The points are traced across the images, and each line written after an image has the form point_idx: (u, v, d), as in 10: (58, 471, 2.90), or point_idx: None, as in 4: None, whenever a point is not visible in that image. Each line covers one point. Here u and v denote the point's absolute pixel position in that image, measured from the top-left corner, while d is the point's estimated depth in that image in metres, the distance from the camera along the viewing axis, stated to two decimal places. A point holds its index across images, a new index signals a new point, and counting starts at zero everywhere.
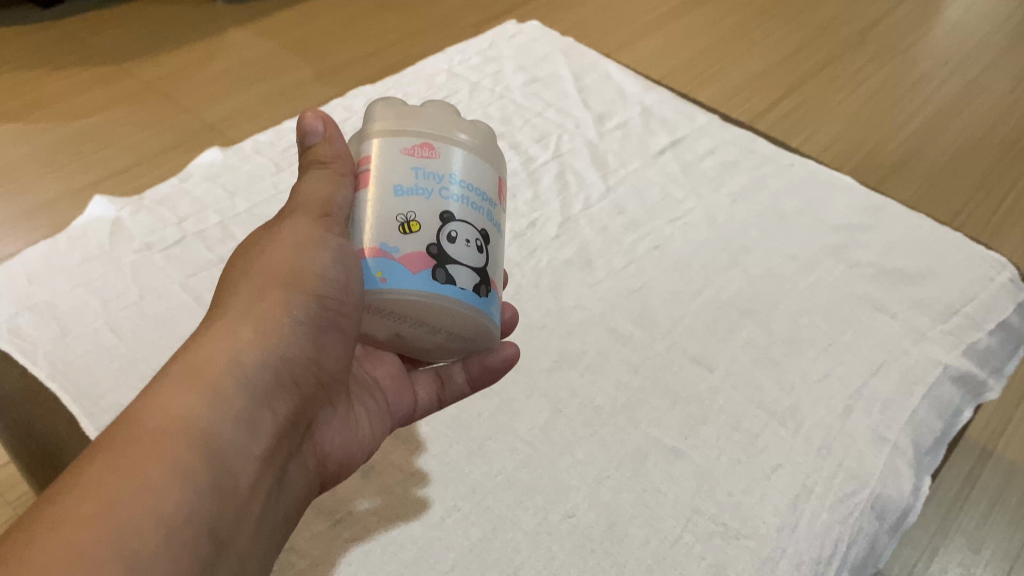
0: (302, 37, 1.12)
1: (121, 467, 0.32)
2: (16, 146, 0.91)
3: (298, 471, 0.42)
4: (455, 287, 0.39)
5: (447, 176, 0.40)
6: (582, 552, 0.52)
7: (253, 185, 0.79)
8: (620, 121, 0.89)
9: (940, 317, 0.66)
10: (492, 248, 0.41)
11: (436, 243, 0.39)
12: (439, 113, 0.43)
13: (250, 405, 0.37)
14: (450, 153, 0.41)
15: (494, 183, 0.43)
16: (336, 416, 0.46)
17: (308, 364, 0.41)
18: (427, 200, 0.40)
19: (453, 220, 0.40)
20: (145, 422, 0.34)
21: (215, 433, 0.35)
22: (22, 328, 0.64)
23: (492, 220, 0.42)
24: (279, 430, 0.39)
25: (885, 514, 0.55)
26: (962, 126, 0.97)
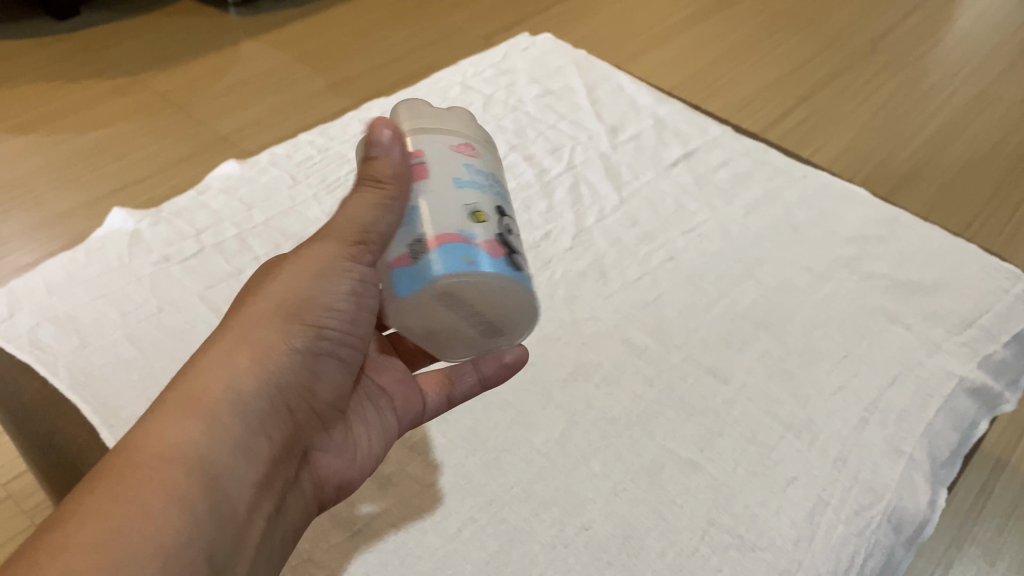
0: (315, 49, 1.13)
1: (122, 493, 0.33)
2: (33, 158, 0.92)
3: (292, 497, 0.43)
4: (519, 272, 0.42)
5: (489, 175, 0.44)
6: (598, 565, 0.52)
7: (270, 198, 0.79)
8: (633, 133, 0.89)
9: (955, 329, 0.66)
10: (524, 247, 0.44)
11: (501, 232, 0.42)
12: (460, 120, 0.47)
13: (245, 432, 0.39)
14: (484, 158, 0.45)
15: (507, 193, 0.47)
16: (337, 439, 0.47)
17: (303, 391, 0.43)
18: (483, 194, 0.43)
19: (503, 215, 0.43)
20: (143, 450, 0.35)
21: (212, 459, 0.37)
22: (43, 340, 0.64)
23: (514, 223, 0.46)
24: (273, 457, 0.40)
25: (901, 527, 0.55)
26: (973, 136, 0.97)
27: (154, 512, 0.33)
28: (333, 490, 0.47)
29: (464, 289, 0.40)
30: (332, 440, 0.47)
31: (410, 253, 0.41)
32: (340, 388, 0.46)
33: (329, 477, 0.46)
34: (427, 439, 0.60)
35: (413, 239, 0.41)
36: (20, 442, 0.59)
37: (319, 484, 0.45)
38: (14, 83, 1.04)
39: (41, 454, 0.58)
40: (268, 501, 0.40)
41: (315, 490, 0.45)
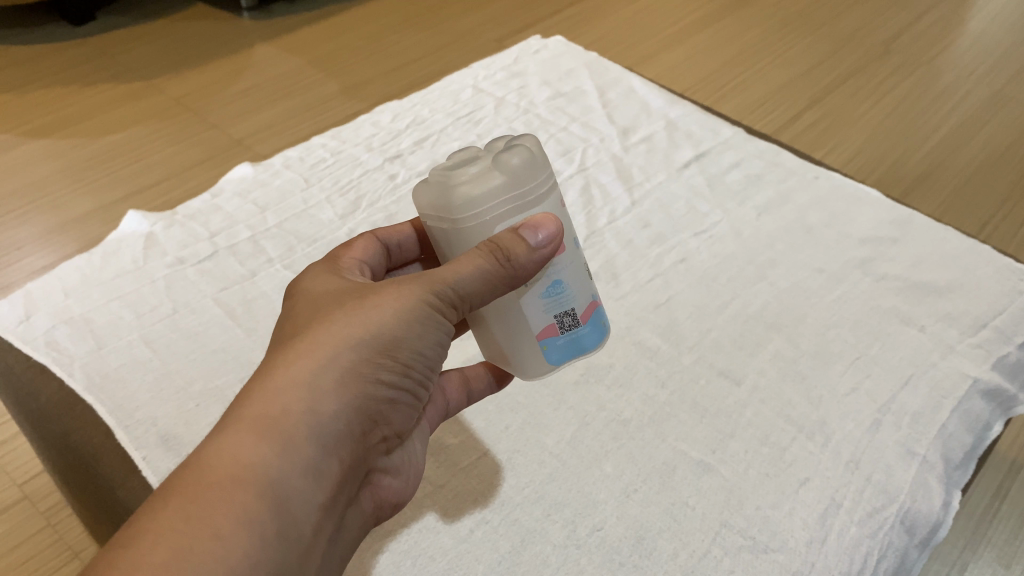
0: (329, 53, 1.14)
1: (196, 516, 0.32)
2: (48, 163, 0.93)
3: (353, 515, 0.42)
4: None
5: None
6: (610, 566, 0.52)
7: (283, 201, 0.80)
8: (644, 135, 0.89)
9: (968, 330, 0.65)
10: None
11: None
12: (535, 147, 0.42)
13: (324, 457, 0.37)
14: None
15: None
16: (396, 456, 0.45)
17: (378, 418, 0.41)
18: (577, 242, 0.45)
19: None
20: (218, 469, 0.34)
21: (288, 486, 0.35)
22: (59, 341, 0.65)
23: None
24: (342, 479, 0.39)
25: (915, 529, 0.54)
26: (988, 136, 0.97)
27: (223, 535, 0.32)
28: (388, 508, 0.46)
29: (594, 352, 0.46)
30: (393, 459, 0.45)
31: (558, 324, 0.43)
32: (410, 410, 0.43)
33: (386, 497, 0.45)
34: (439, 441, 0.61)
35: (563, 312, 0.43)
36: (36, 442, 0.60)
37: (375, 504, 0.44)
38: (31, 87, 1.05)
39: (57, 454, 0.58)
40: (333, 523, 0.38)
41: (372, 507, 0.44)
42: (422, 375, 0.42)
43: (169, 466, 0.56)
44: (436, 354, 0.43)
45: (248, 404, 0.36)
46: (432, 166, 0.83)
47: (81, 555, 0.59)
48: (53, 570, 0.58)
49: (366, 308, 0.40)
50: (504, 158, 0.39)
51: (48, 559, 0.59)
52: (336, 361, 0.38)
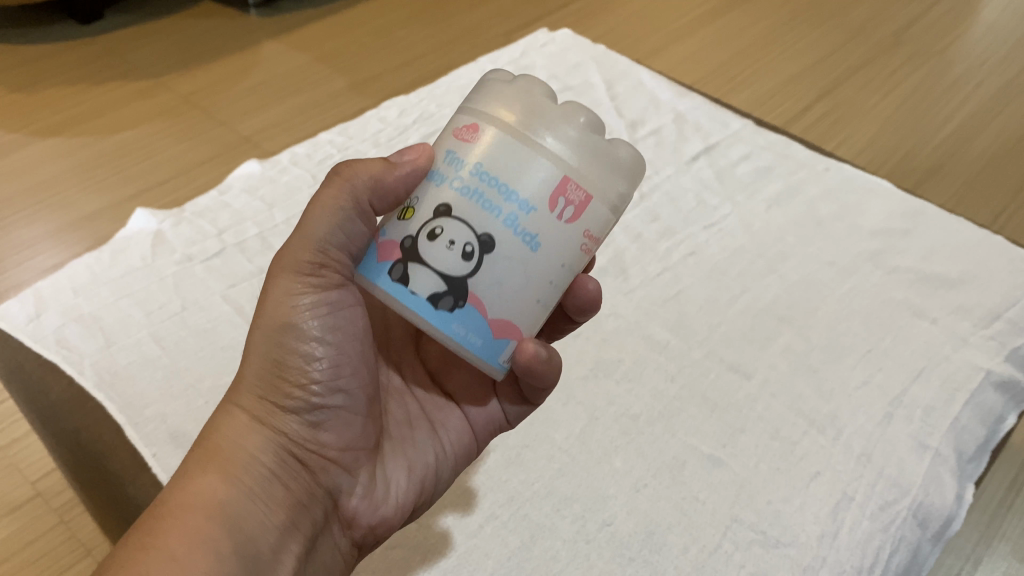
0: (336, 49, 1.13)
1: (145, 547, 0.35)
2: (56, 161, 0.92)
3: (321, 539, 0.42)
4: (405, 288, 0.35)
5: (467, 164, 0.36)
6: (620, 561, 0.52)
7: (291, 197, 0.80)
8: (653, 128, 0.89)
9: (981, 322, 0.65)
10: (491, 261, 0.35)
11: (413, 237, 0.36)
12: (522, 89, 0.36)
13: (257, 481, 0.40)
14: (491, 144, 0.35)
15: (550, 181, 0.35)
16: (367, 482, 0.44)
17: (313, 445, 0.42)
18: (438, 187, 0.36)
19: (447, 217, 0.36)
20: (159, 510, 0.37)
21: (227, 513, 0.38)
22: (69, 340, 0.65)
23: (507, 223, 0.35)
24: (287, 510, 0.40)
25: (928, 522, 0.54)
26: (1002, 126, 0.96)
27: (175, 560, 0.35)
28: (367, 531, 0.44)
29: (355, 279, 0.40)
30: (360, 480, 0.44)
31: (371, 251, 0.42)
32: (354, 431, 0.44)
33: (362, 520, 0.44)
34: None
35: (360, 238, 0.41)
36: (47, 440, 0.60)
37: (348, 526, 0.44)
38: (39, 86, 1.04)
39: (66, 450, 0.59)
40: (291, 545, 0.40)
41: (345, 531, 0.44)
42: (353, 382, 0.43)
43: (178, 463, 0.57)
44: (357, 355, 0.43)
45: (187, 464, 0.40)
46: None
47: (94, 552, 0.59)
48: (63, 568, 0.58)
49: (256, 329, 0.42)
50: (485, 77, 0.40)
51: (59, 556, 0.58)
52: (245, 397, 0.42)
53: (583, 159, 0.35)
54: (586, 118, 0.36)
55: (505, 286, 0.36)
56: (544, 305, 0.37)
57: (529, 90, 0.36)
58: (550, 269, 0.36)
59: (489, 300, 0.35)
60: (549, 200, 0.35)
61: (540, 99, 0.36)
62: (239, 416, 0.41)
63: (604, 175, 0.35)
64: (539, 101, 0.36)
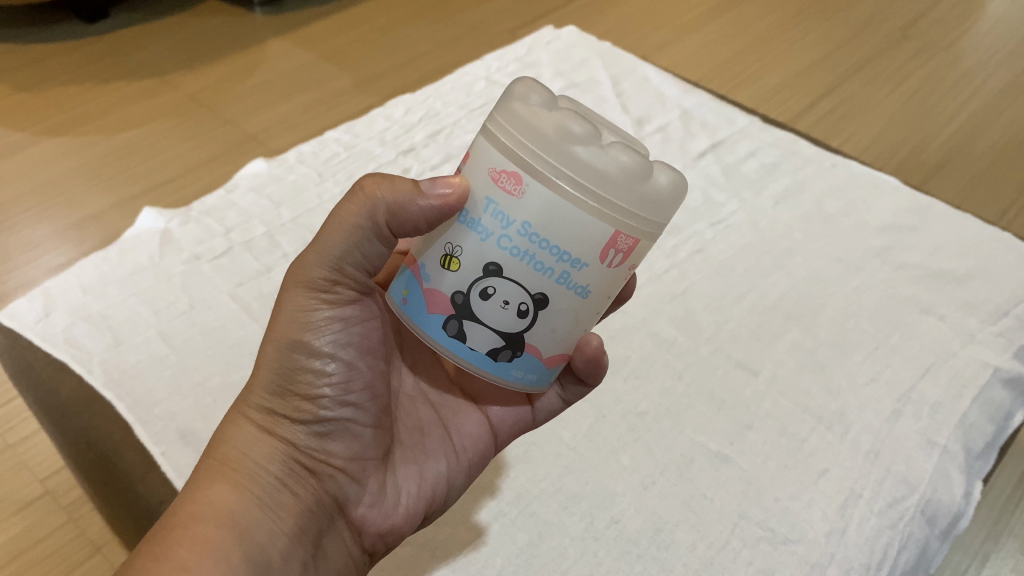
0: (341, 46, 1.14)
1: (161, 555, 0.35)
2: (64, 160, 0.93)
3: (332, 544, 0.42)
4: (464, 345, 0.37)
5: (514, 223, 0.34)
6: (628, 558, 0.52)
7: (298, 196, 0.80)
8: (659, 125, 0.88)
9: (989, 318, 0.65)
10: (546, 314, 0.36)
11: (464, 294, 0.36)
12: (563, 132, 0.33)
13: (268, 489, 0.40)
14: (538, 205, 0.34)
15: (601, 239, 0.34)
16: (376, 490, 0.44)
17: (322, 454, 0.42)
18: (483, 241, 0.35)
19: (497, 276, 0.36)
20: (172, 518, 0.37)
21: (241, 520, 0.38)
22: (78, 338, 0.65)
23: (560, 279, 0.35)
24: (297, 519, 0.40)
25: (936, 519, 0.54)
26: (1010, 120, 0.96)
27: (190, 566, 0.35)
28: (375, 537, 0.45)
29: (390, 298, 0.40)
30: (368, 489, 0.44)
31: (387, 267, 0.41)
32: (364, 441, 0.44)
33: (371, 527, 0.44)
34: None
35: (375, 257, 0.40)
36: (57, 438, 0.60)
37: (358, 532, 0.44)
38: (45, 85, 1.04)
39: (76, 448, 0.59)
40: (303, 550, 0.40)
41: (355, 537, 0.44)
42: (362, 392, 0.43)
43: (187, 461, 0.57)
44: (368, 366, 0.43)
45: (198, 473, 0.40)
46: (445, 160, 0.84)
47: (104, 550, 0.59)
48: (74, 566, 0.58)
49: (266, 339, 0.42)
50: (508, 87, 0.36)
51: (70, 553, 0.59)
52: (255, 406, 0.42)
53: (632, 210, 0.34)
54: (630, 157, 0.33)
55: (557, 331, 0.37)
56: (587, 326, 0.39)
57: (568, 133, 0.33)
58: (596, 302, 0.37)
59: (543, 343, 0.37)
60: (600, 254, 0.34)
61: (581, 145, 0.33)
62: (247, 427, 0.41)
63: (652, 218, 0.34)
64: (582, 145, 0.33)
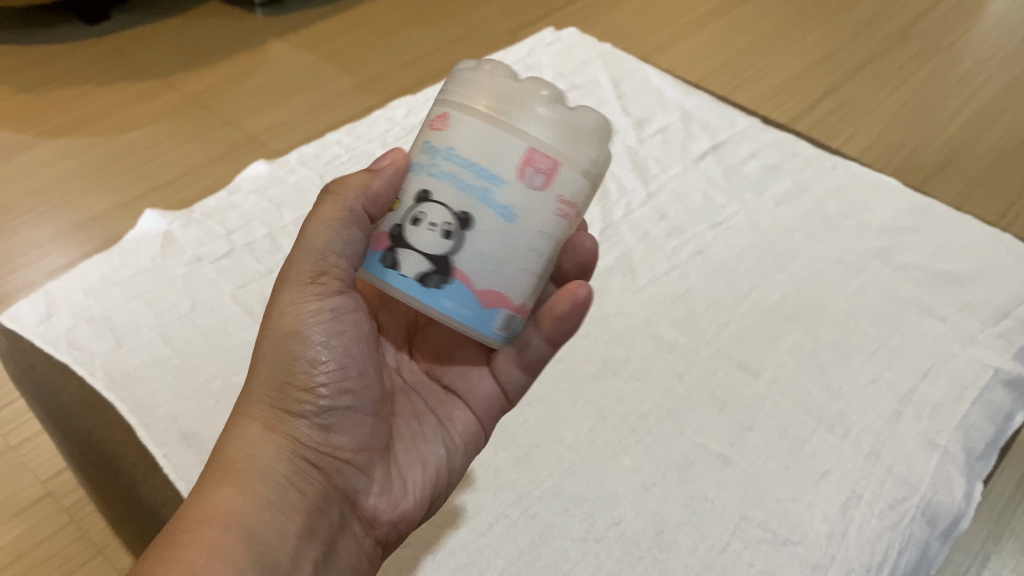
0: (343, 48, 1.14)
1: (168, 559, 0.36)
2: (65, 162, 0.93)
3: (344, 536, 0.42)
4: (397, 272, 0.38)
5: (443, 151, 0.37)
6: (629, 560, 0.52)
7: (299, 197, 0.80)
8: (660, 126, 0.89)
9: (989, 320, 0.65)
10: (471, 237, 0.37)
11: (400, 225, 0.38)
12: (490, 78, 0.38)
13: (274, 487, 0.40)
14: (459, 129, 0.37)
15: (516, 152, 0.36)
16: (382, 479, 0.44)
17: (327, 447, 0.42)
18: (420, 176, 0.39)
19: (428, 201, 0.38)
20: (181, 522, 0.38)
21: (250, 522, 0.38)
22: (80, 340, 0.65)
23: (482, 197, 0.37)
24: (306, 513, 0.40)
25: (936, 520, 0.54)
26: (1010, 121, 0.96)
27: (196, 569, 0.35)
28: (387, 526, 0.44)
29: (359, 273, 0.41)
30: (376, 478, 0.44)
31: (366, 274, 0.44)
32: (366, 430, 0.44)
33: (381, 516, 0.44)
34: None
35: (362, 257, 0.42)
36: (59, 440, 0.60)
37: (369, 526, 0.44)
38: (46, 87, 1.05)
39: (78, 450, 0.59)
40: (315, 543, 0.40)
41: (366, 530, 0.44)
42: (360, 382, 0.43)
43: (189, 463, 0.57)
44: (364, 357, 0.43)
45: (207, 477, 0.40)
46: None
47: (105, 551, 0.59)
48: (75, 567, 0.58)
49: (264, 340, 0.42)
50: None
51: (72, 555, 0.59)
52: (258, 406, 0.42)
53: (547, 133, 0.37)
54: (547, 97, 0.38)
55: (488, 257, 0.37)
56: (534, 276, 0.39)
57: (493, 77, 0.38)
58: (529, 234, 0.37)
59: (473, 271, 0.37)
60: (517, 171, 0.36)
61: (503, 81, 0.38)
62: (251, 426, 0.42)
63: (567, 144, 0.37)
64: (501, 86, 0.38)
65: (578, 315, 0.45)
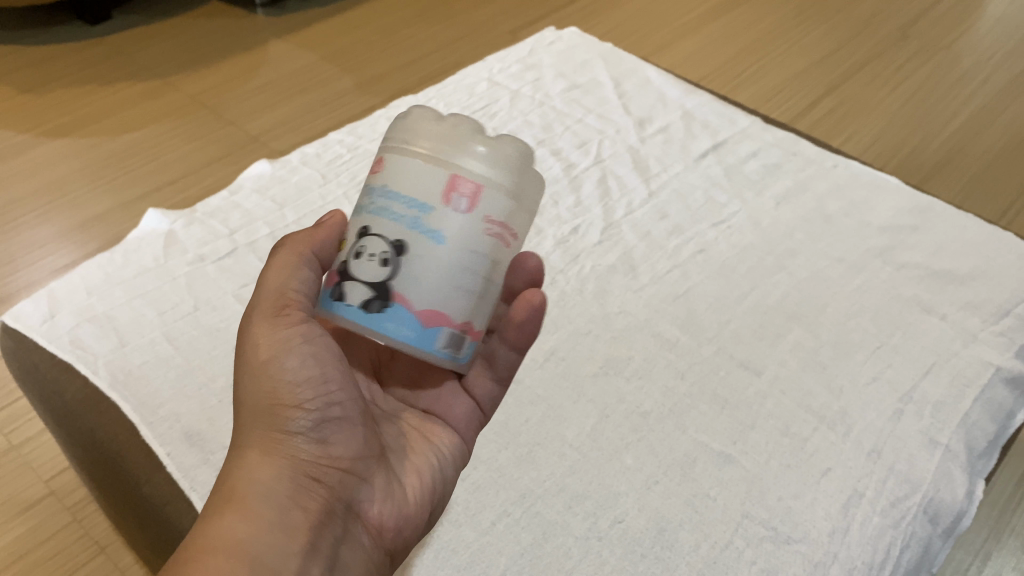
0: (344, 47, 1.14)
1: None
2: (67, 162, 0.93)
3: (353, 550, 0.40)
4: (343, 304, 0.38)
5: (380, 190, 0.38)
6: (632, 557, 0.52)
7: (301, 196, 0.80)
8: (661, 126, 0.89)
9: (991, 318, 0.65)
10: (407, 263, 0.37)
11: (345, 260, 0.39)
12: (418, 112, 0.39)
13: (276, 507, 0.38)
14: (388, 168, 0.38)
15: (439, 181, 0.37)
16: (381, 488, 0.42)
17: (323, 459, 0.40)
18: (360, 216, 0.39)
19: (367, 236, 0.38)
20: (184, 552, 0.36)
21: (255, 549, 0.36)
22: (82, 339, 0.65)
23: (412, 225, 0.37)
24: (312, 527, 0.38)
25: (939, 517, 0.54)
26: (1009, 120, 0.96)
27: None
28: (393, 534, 0.42)
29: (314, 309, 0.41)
30: (376, 486, 0.42)
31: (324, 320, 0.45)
32: (360, 440, 0.42)
33: (387, 525, 0.42)
34: None
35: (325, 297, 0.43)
36: (62, 438, 0.60)
37: (377, 535, 0.42)
38: (47, 87, 1.05)
39: (81, 450, 0.59)
40: (323, 555, 0.38)
41: (374, 541, 0.42)
42: (345, 395, 0.41)
43: (193, 462, 0.57)
44: (344, 371, 0.42)
45: (208, 507, 0.38)
46: None
47: (107, 550, 0.60)
48: (77, 566, 0.59)
49: (242, 373, 0.41)
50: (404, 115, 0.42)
51: (74, 553, 0.59)
52: (250, 433, 0.40)
53: (464, 157, 0.37)
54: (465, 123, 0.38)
55: (424, 279, 0.37)
56: (473, 298, 0.39)
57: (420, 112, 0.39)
58: (461, 255, 0.38)
59: (412, 293, 0.37)
60: (443, 198, 0.37)
61: (424, 114, 0.38)
62: (248, 452, 0.40)
63: (486, 166, 0.37)
64: (424, 118, 0.38)
65: (537, 321, 0.47)
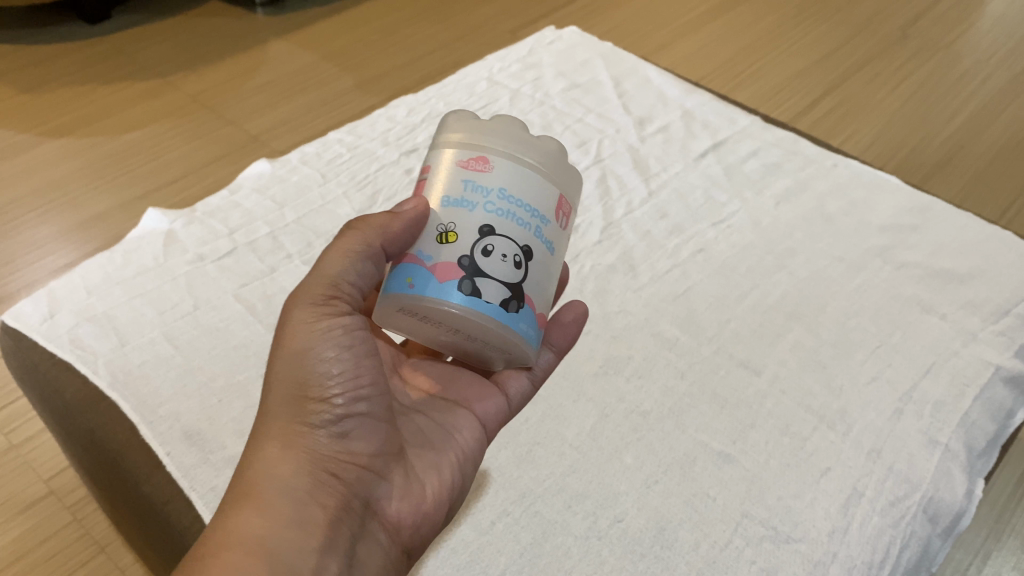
0: (344, 47, 1.14)
1: None
2: (68, 161, 0.93)
3: (370, 546, 0.40)
4: (479, 300, 0.36)
5: (495, 192, 0.38)
6: (632, 557, 0.53)
7: (301, 195, 0.80)
8: (661, 125, 0.89)
9: (990, 317, 0.65)
10: (534, 268, 0.38)
11: (469, 255, 0.37)
12: (509, 125, 0.40)
13: (296, 501, 0.38)
14: (506, 173, 0.38)
15: (553, 199, 0.40)
16: (400, 485, 0.43)
17: (345, 454, 0.40)
18: (471, 213, 0.38)
19: (492, 234, 0.37)
20: (204, 544, 0.36)
21: (275, 542, 0.36)
22: (82, 339, 0.65)
23: (536, 233, 0.38)
24: (331, 524, 0.38)
25: (938, 517, 0.54)
26: (1009, 119, 0.96)
27: None
28: (410, 532, 0.43)
29: (413, 300, 0.37)
30: (395, 483, 0.42)
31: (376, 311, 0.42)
32: (382, 436, 0.42)
33: (403, 522, 0.42)
34: None
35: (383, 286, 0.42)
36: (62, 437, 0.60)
37: (394, 532, 0.42)
38: (47, 87, 1.05)
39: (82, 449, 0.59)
40: (341, 551, 0.38)
41: (392, 537, 0.42)
42: (373, 390, 0.41)
43: (193, 462, 0.57)
44: (375, 366, 0.42)
45: (227, 499, 0.38)
46: None
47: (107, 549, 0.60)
48: (78, 566, 0.59)
49: (272, 363, 0.41)
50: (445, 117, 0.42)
51: (74, 553, 0.59)
52: (272, 424, 0.40)
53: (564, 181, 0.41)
54: (551, 145, 0.41)
55: (541, 285, 0.39)
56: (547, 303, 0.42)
57: (512, 126, 0.40)
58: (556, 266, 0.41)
59: (536, 296, 0.38)
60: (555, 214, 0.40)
61: (520, 130, 0.40)
62: (270, 443, 0.39)
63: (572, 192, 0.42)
64: (522, 133, 0.40)
65: (579, 325, 0.51)
